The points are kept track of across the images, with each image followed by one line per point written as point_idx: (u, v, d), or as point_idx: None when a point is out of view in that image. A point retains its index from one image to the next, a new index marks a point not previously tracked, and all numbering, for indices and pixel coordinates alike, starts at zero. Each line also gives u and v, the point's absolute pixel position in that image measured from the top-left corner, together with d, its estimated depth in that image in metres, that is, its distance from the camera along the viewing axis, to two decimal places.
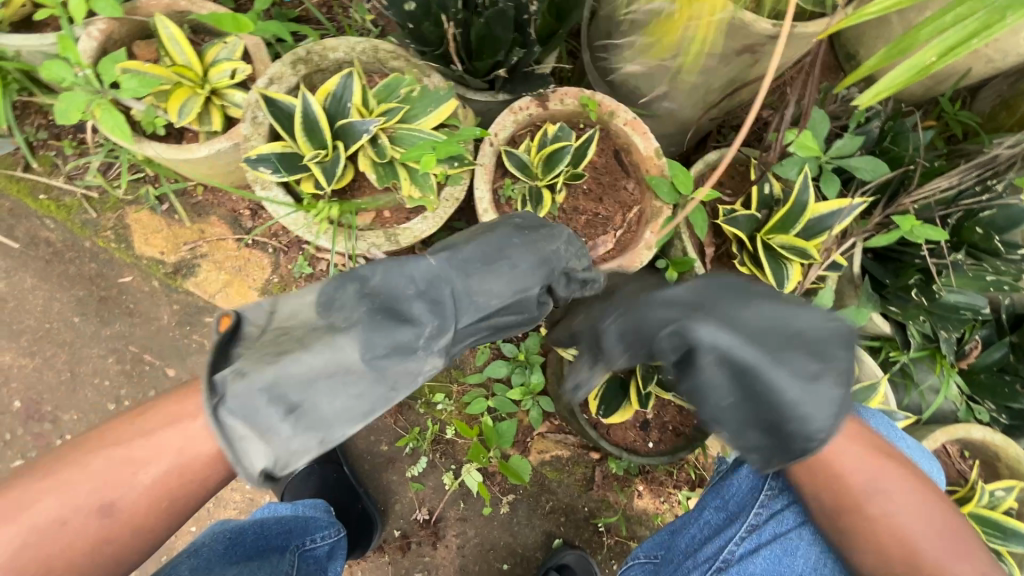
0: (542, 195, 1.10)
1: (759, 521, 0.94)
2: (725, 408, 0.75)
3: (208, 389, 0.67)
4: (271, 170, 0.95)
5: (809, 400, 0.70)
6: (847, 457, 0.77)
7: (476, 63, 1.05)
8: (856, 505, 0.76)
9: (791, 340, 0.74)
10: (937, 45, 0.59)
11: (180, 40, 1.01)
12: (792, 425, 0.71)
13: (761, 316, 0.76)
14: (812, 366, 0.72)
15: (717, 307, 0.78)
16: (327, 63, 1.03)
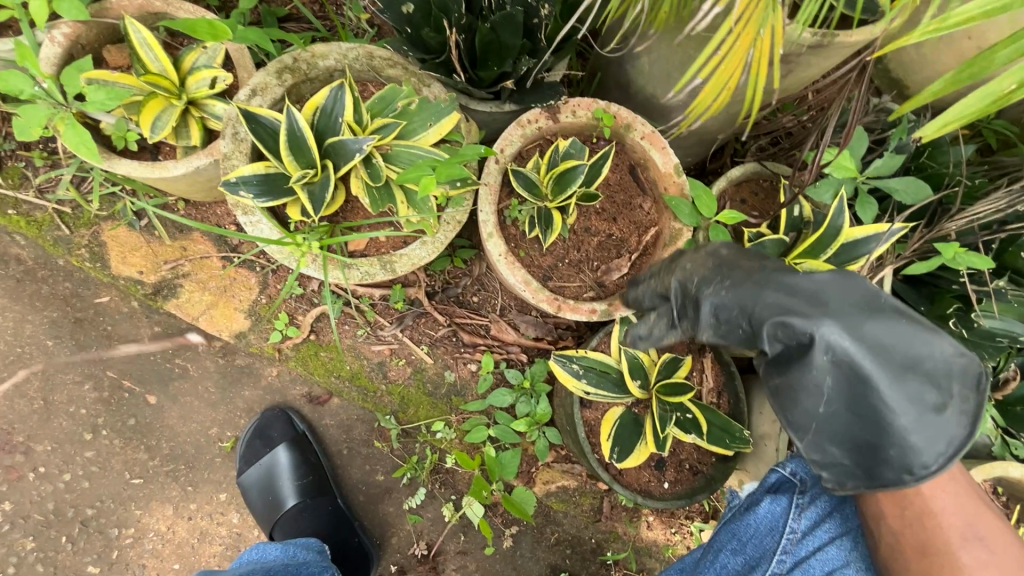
0: (552, 217, 1.01)
1: (782, 569, 0.85)
2: (816, 417, 0.69)
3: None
4: (252, 195, 0.86)
5: (922, 436, 0.65)
6: (942, 497, 0.73)
7: (481, 72, 0.96)
8: (946, 549, 0.71)
9: (920, 366, 0.65)
10: (1017, 71, 0.49)
11: (153, 46, 0.91)
12: (893, 452, 0.66)
13: (895, 337, 0.66)
14: (934, 397, 0.65)
15: (848, 305, 0.67)
16: (316, 71, 0.94)
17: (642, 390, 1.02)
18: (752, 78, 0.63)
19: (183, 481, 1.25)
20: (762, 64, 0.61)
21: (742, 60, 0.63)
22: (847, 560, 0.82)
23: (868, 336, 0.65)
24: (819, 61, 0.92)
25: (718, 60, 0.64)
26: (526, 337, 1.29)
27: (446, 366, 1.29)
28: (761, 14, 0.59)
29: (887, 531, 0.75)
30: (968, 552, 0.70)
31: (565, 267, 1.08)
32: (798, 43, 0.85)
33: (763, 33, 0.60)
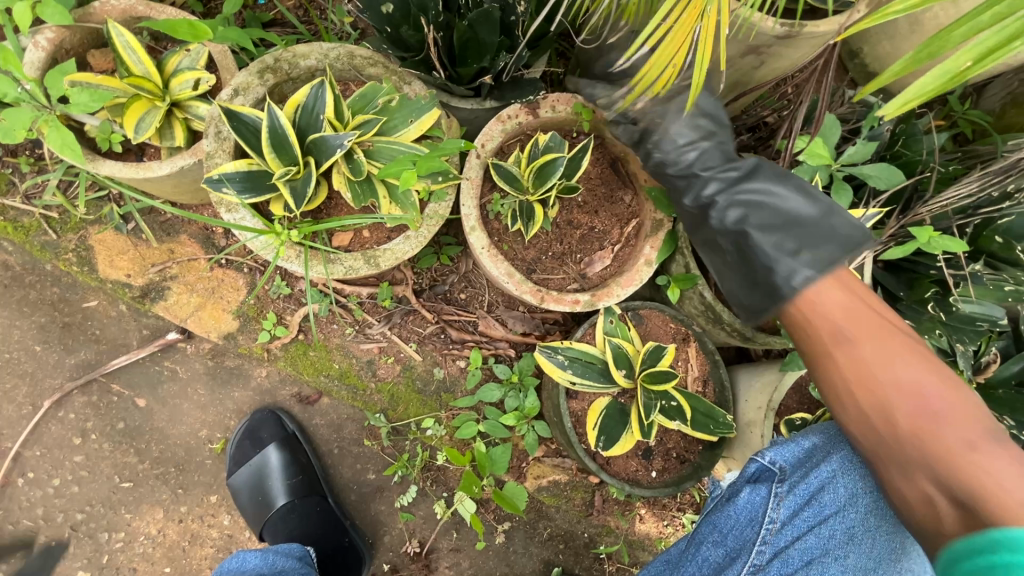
0: (533, 210, 1.03)
1: (762, 561, 0.82)
2: (724, 267, 0.89)
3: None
4: (236, 191, 0.87)
5: (788, 269, 0.78)
6: (826, 300, 0.76)
7: (460, 69, 0.98)
8: (828, 348, 0.71)
9: (790, 227, 0.81)
10: (975, 47, 0.43)
11: (136, 48, 0.92)
12: (763, 289, 0.82)
13: (768, 207, 0.83)
14: (801, 242, 0.80)
15: (734, 184, 0.86)
16: (298, 71, 0.95)
17: (627, 379, 1.03)
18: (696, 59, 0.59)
19: (173, 483, 1.25)
20: (704, 44, 0.57)
21: (686, 37, 0.60)
22: (827, 547, 0.80)
23: (746, 207, 0.84)
24: (789, 52, 0.94)
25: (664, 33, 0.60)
26: (514, 332, 1.29)
27: (434, 363, 1.30)
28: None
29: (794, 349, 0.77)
30: (846, 346, 0.70)
31: (548, 260, 1.10)
32: (768, 34, 0.87)
33: (709, 11, 0.56)
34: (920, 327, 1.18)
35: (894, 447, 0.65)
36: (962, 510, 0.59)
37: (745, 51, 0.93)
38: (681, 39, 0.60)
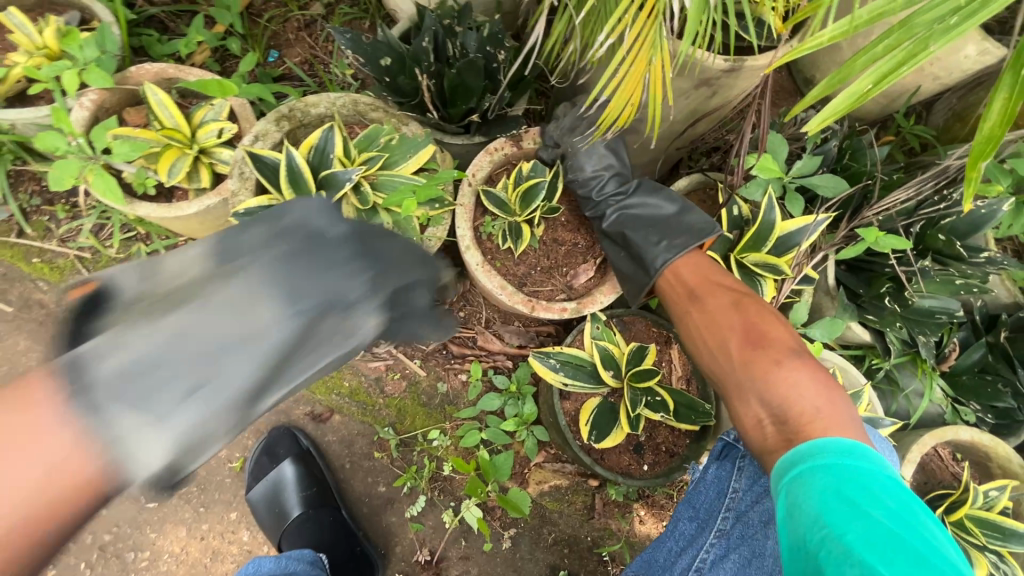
0: (521, 229, 1.15)
1: (726, 525, 0.93)
2: (613, 258, 1.16)
3: (51, 377, 0.49)
4: (258, 223, 0.99)
5: (655, 253, 1.08)
6: (685, 277, 1.07)
7: (451, 110, 1.12)
8: (684, 306, 1.03)
9: (656, 224, 1.12)
10: (871, 75, 0.72)
11: (168, 105, 1.06)
12: (640, 269, 1.11)
13: (642, 209, 1.15)
14: (669, 233, 1.10)
15: (619, 194, 1.16)
16: (310, 117, 1.09)
17: (615, 379, 1.13)
18: (650, 95, 0.81)
19: (195, 502, 1.32)
20: (656, 84, 0.80)
21: (639, 82, 0.81)
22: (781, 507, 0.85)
23: (627, 210, 1.15)
24: (736, 83, 1.08)
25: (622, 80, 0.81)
26: (510, 345, 1.40)
27: (438, 378, 1.40)
28: (652, 47, 0.76)
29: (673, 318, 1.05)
30: (694, 306, 1.01)
31: (538, 274, 1.20)
32: (715, 68, 1.01)
33: (655, 61, 0.78)
34: (884, 321, 1.28)
35: (733, 377, 0.90)
36: (776, 423, 0.79)
37: (699, 83, 1.07)
38: (636, 84, 0.82)
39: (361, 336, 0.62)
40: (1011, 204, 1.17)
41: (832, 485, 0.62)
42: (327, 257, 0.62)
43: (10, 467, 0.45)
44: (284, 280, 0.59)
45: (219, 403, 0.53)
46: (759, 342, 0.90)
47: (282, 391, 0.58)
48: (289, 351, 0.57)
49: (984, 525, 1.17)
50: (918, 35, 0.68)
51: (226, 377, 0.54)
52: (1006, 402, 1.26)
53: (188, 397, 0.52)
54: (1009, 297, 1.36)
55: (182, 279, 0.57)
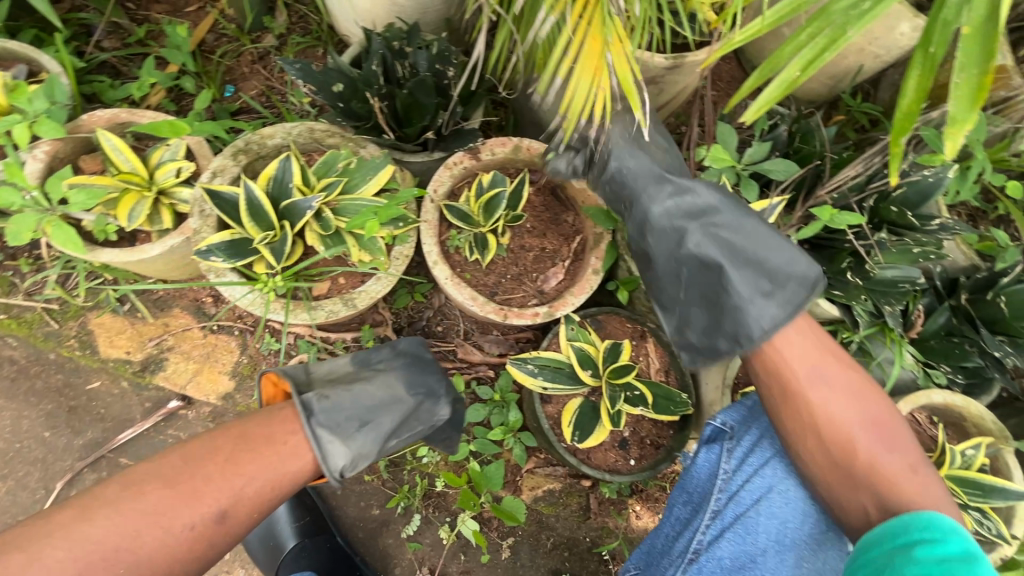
0: (487, 239, 1.17)
1: (720, 506, 0.94)
2: (679, 298, 1.01)
3: (298, 403, 0.85)
4: (221, 258, 0.99)
5: (757, 309, 0.91)
6: (790, 346, 0.90)
7: (406, 129, 1.14)
8: (798, 385, 0.87)
9: (757, 265, 0.94)
10: (800, 62, 0.77)
11: (123, 149, 1.07)
12: (728, 322, 0.94)
13: (738, 238, 0.96)
14: (767, 286, 0.93)
15: (705, 217, 0.98)
16: (266, 149, 1.10)
17: (593, 378, 1.15)
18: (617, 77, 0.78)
19: None
20: (621, 61, 0.77)
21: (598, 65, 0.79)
22: (772, 484, 0.93)
23: (717, 238, 0.96)
24: (681, 79, 1.12)
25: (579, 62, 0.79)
26: (491, 355, 1.41)
27: None
28: (603, 24, 0.76)
29: (761, 382, 0.92)
30: (811, 383, 0.87)
31: (507, 282, 1.22)
32: (656, 66, 1.05)
33: (611, 39, 0.77)
34: (850, 295, 1.30)
35: (847, 465, 0.84)
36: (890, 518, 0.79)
37: (644, 82, 1.10)
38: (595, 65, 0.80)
39: (444, 417, 1.00)
40: (954, 170, 1.22)
41: (927, 560, 0.68)
42: (429, 368, 1.05)
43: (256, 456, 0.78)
44: (403, 372, 1.01)
45: (374, 437, 0.91)
46: (880, 432, 0.84)
47: (399, 440, 0.95)
48: (400, 421, 0.95)
49: (966, 484, 1.20)
50: (836, 22, 0.75)
51: (379, 421, 0.92)
52: (974, 361, 1.30)
53: (360, 429, 0.90)
54: (965, 260, 1.40)
55: (340, 374, 0.99)
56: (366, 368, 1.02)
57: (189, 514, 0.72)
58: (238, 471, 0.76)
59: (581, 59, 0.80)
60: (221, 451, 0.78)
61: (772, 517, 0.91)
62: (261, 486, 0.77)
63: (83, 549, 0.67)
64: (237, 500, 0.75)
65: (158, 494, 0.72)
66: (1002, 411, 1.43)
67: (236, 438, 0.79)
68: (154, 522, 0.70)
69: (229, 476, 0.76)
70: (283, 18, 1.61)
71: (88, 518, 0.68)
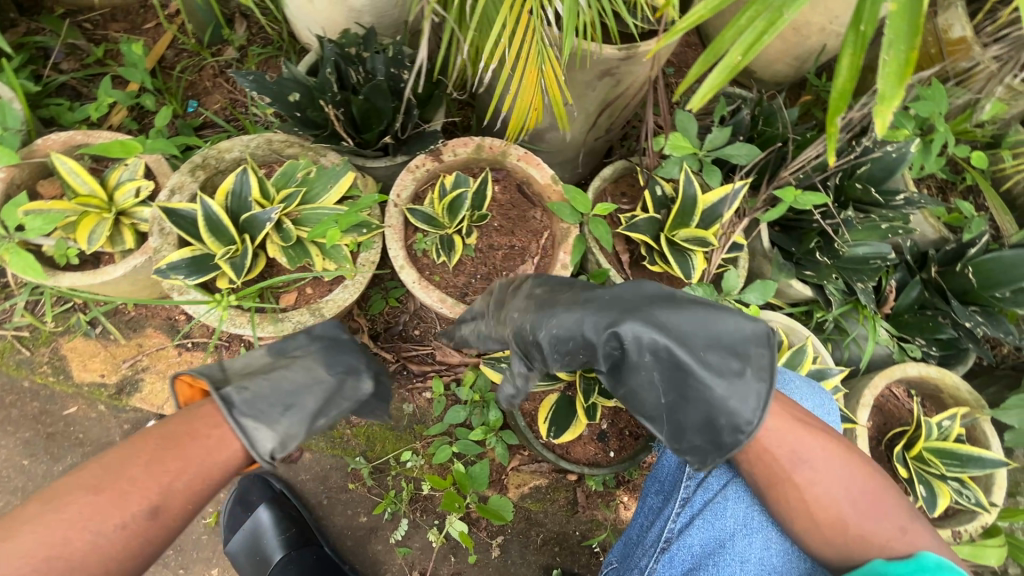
0: (453, 241, 1.16)
1: (688, 493, 0.97)
2: (663, 407, 0.90)
3: (216, 397, 0.80)
4: (183, 275, 0.99)
5: (739, 393, 0.84)
6: (773, 436, 0.86)
7: (365, 135, 1.14)
8: (785, 476, 0.86)
9: (717, 344, 0.88)
10: (741, 46, 0.76)
11: (79, 172, 1.06)
12: (723, 418, 0.85)
13: (686, 323, 0.90)
14: (737, 364, 0.86)
15: (648, 311, 0.91)
16: (225, 163, 1.10)
17: (568, 372, 1.14)
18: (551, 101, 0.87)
19: (174, 565, 1.33)
20: (552, 90, 0.85)
21: (536, 89, 0.87)
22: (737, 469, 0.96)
23: (668, 330, 0.89)
24: (637, 69, 1.12)
25: (518, 91, 0.87)
26: (469, 355, 1.41)
27: (403, 400, 1.40)
28: (537, 55, 0.82)
29: (748, 475, 0.89)
30: (800, 471, 0.85)
31: (477, 282, 1.22)
32: (609, 58, 1.04)
33: (544, 68, 0.83)
34: (821, 274, 1.32)
35: (844, 544, 0.84)
36: None
37: (601, 74, 1.10)
38: (533, 92, 0.87)
39: (369, 390, 0.98)
40: (915, 145, 1.23)
41: None
42: (347, 346, 1.01)
43: (180, 453, 0.75)
44: (323, 353, 0.97)
45: (302, 419, 0.88)
46: (869, 502, 0.85)
47: (326, 419, 0.92)
48: (326, 400, 0.93)
49: (944, 455, 1.21)
50: (772, 6, 0.74)
51: (303, 403, 0.89)
52: (947, 333, 1.31)
53: (285, 412, 0.86)
54: (934, 233, 1.42)
55: (254, 363, 0.94)
56: (283, 353, 0.97)
57: (118, 516, 0.69)
58: (167, 467, 0.73)
59: (521, 85, 0.86)
60: (147, 450, 0.74)
61: (739, 501, 0.94)
62: (192, 480, 0.74)
63: (10, 566, 0.62)
64: (169, 495, 0.72)
65: (83, 502, 0.68)
66: (979, 380, 1.45)
67: (158, 439, 0.75)
68: (81, 528, 0.67)
69: (157, 475, 0.72)
70: (243, 30, 1.60)
71: (10, 534, 0.64)
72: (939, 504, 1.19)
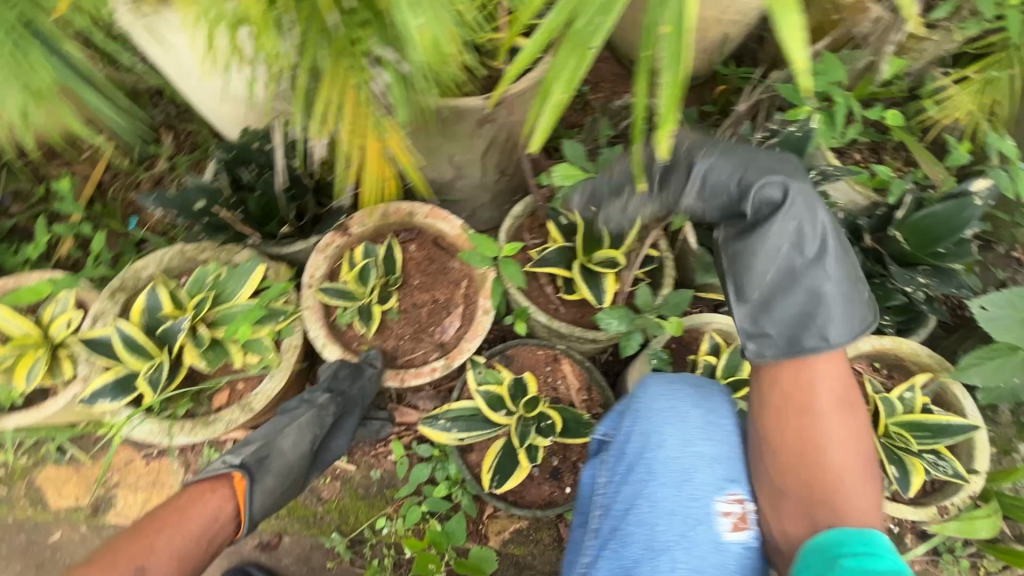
0: (371, 310, 1.18)
1: (599, 523, 0.94)
2: (762, 284, 0.92)
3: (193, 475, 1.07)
4: (109, 398, 1.04)
5: (843, 311, 0.89)
6: (827, 368, 0.89)
7: (267, 226, 1.19)
8: (813, 405, 0.86)
9: (847, 261, 0.93)
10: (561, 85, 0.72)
11: (9, 316, 1.11)
12: (819, 319, 0.89)
13: (834, 229, 0.94)
14: (854, 288, 0.92)
15: (818, 192, 0.95)
16: (143, 280, 1.15)
17: (507, 417, 1.15)
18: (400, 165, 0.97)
19: None
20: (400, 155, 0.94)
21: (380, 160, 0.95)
22: (638, 490, 0.91)
23: (824, 219, 0.93)
24: (514, 109, 1.13)
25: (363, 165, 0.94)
26: (427, 411, 1.43)
27: (370, 467, 1.42)
28: (378, 129, 0.89)
29: (773, 385, 0.90)
30: (829, 406, 0.86)
31: (407, 342, 1.24)
32: (478, 108, 1.06)
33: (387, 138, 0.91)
34: None
35: (818, 487, 0.83)
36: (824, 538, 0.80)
37: (478, 123, 1.12)
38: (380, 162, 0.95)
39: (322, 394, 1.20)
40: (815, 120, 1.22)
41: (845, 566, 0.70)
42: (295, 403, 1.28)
43: (158, 520, 0.93)
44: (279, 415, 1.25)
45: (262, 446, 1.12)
46: (856, 462, 0.84)
47: (285, 439, 1.14)
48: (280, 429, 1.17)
49: (915, 428, 1.15)
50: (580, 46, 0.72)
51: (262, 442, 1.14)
52: (897, 299, 1.30)
53: (245, 448, 1.12)
54: (863, 199, 1.38)
55: None
56: None
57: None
58: (147, 536, 0.90)
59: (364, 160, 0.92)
60: (126, 536, 0.90)
61: (641, 524, 0.88)
62: (172, 535, 0.91)
63: None
64: (151, 554, 0.87)
65: None
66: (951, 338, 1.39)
67: (139, 522, 0.93)
68: None
69: (141, 541, 0.89)
70: (170, 141, 1.68)
71: None
72: (915, 483, 1.14)
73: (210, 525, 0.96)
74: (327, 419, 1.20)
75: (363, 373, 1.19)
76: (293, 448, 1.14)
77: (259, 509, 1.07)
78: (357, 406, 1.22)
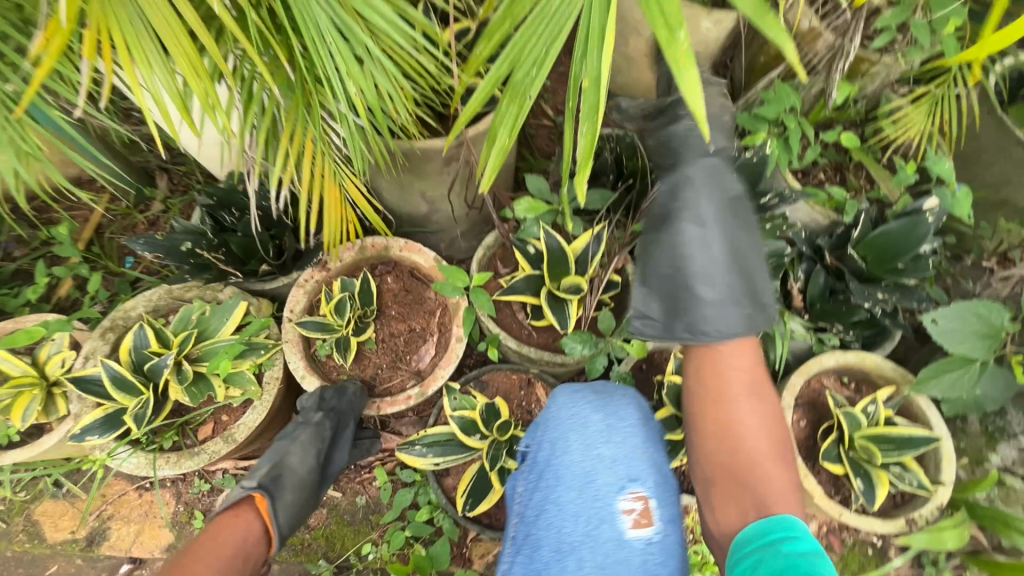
0: (348, 340, 1.23)
1: (515, 530, 0.97)
2: (654, 269, 1.06)
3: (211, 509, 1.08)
4: (97, 434, 1.09)
5: (720, 313, 0.98)
6: (727, 359, 0.97)
7: (248, 264, 1.24)
8: (728, 392, 0.94)
9: (738, 272, 1.02)
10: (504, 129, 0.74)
11: (9, 358, 1.18)
12: (691, 311, 0.99)
13: (734, 241, 1.04)
14: (738, 297, 1.00)
15: (728, 205, 1.07)
16: (133, 320, 1.22)
17: (480, 441, 1.19)
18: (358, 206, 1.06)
19: None
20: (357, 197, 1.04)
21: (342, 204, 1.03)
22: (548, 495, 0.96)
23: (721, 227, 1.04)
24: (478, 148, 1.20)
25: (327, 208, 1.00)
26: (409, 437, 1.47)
27: (355, 493, 1.46)
28: (337, 176, 0.98)
29: (687, 369, 1.00)
30: (741, 394, 0.94)
31: (385, 371, 1.31)
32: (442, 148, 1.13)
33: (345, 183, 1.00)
34: None
35: (738, 469, 0.89)
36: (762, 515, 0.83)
37: (445, 161, 1.18)
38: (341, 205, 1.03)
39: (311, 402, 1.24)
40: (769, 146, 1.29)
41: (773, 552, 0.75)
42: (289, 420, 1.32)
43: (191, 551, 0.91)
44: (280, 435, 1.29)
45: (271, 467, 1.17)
46: (770, 447, 0.91)
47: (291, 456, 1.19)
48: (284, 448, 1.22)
49: (879, 442, 1.17)
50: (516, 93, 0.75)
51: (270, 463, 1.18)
52: (861, 313, 1.30)
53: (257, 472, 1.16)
54: (824, 219, 1.43)
55: None
56: None
57: None
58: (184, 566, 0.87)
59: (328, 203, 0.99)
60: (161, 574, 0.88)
61: (550, 528, 0.92)
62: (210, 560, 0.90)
63: None
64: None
65: None
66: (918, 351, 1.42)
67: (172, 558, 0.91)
68: None
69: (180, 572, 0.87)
70: (164, 184, 1.77)
71: None
72: (880, 496, 1.16)
73: (245, 545, 0.97)
74: (326, 433, 1.23)
75: (346, 390, 1.24)
76: (301, 464, 1.19)
77: (286, 524, 1.09)
78: (351, 417, 1.24)
